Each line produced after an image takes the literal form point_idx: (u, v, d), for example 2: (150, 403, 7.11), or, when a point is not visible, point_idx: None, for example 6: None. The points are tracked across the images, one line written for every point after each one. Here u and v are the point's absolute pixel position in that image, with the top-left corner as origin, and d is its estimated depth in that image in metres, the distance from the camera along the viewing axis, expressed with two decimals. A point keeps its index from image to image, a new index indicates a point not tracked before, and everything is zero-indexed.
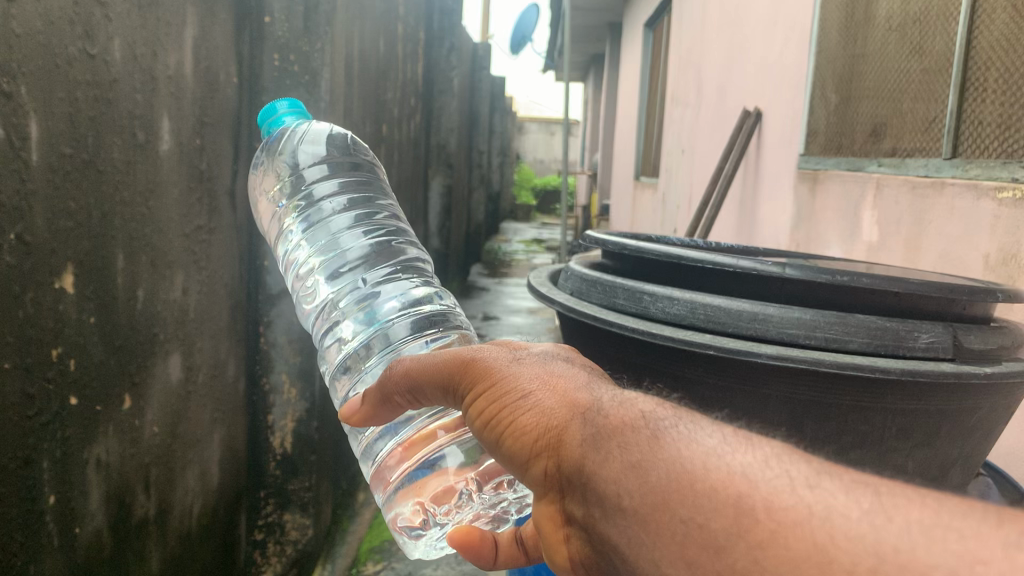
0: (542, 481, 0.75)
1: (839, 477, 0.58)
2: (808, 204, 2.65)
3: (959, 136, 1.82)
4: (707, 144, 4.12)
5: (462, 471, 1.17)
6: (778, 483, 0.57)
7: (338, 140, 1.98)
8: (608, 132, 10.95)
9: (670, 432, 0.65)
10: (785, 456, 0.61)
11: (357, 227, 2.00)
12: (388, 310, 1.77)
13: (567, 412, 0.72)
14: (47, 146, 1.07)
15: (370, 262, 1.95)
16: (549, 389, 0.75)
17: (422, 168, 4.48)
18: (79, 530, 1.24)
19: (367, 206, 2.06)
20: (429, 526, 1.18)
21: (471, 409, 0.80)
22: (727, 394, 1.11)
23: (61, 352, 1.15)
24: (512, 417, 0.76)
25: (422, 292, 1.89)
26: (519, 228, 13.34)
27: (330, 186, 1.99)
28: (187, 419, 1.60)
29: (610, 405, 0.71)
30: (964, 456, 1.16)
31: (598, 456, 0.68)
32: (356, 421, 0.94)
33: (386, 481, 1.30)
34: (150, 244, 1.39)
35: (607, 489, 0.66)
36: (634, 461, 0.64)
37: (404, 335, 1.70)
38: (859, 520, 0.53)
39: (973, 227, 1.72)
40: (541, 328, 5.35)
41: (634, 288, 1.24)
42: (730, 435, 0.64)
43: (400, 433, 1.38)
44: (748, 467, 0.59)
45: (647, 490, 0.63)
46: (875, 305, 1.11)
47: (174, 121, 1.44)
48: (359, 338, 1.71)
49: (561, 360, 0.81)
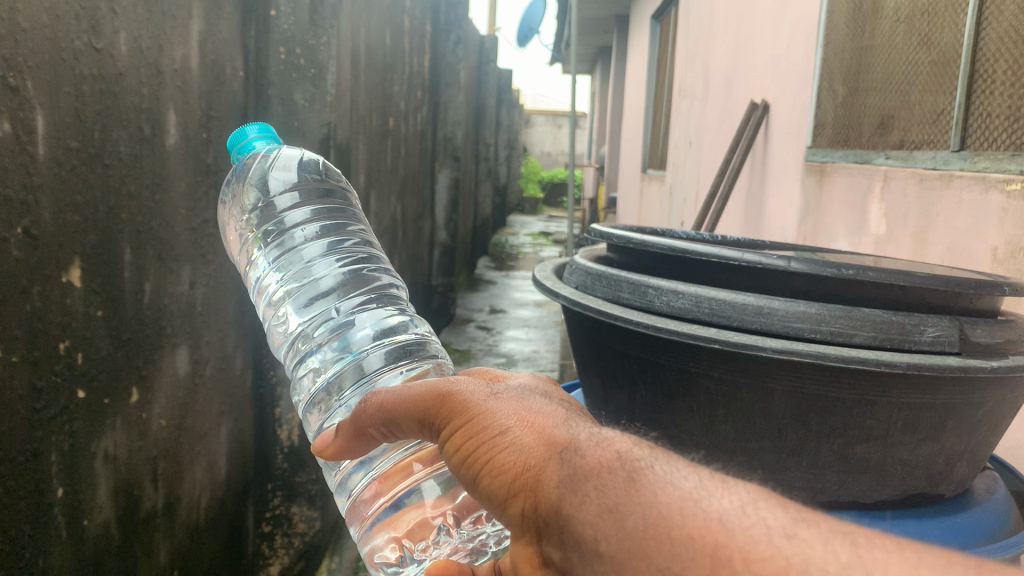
0: (518, 523, 0.70)
1: (816, 527, 0.58)
2: (815, 196, 2.64)
3: (968, 128, 1.81)
4: (714, 136, 4.11)
5: (440, 504, 1.09)
6: (756, 532, 0.58)
7: (312, 166, 1.75)
8: (615, 124, 10.92)
9: (647, 473, 0.64)
10: (762, 502, 0.61)
11: (330, 254, 1.72)
12: (361, 341, 1.52)
13: (544, 451, 0.68)
14: (54, 139, 1.08)
15: (345, 286, 1.66)
16: (526, 426, 0.70)
17: (429, 162, 4.48)
18: (88, 523, 1.24)
19: (342, 232, 1.78)
20: (406, 563, 1.10)
21: (445, 444, 0.74)
22: (734, 388, 1.11)
23: (68, 345, 1.16)
24: (488, 456, 0.70)
25: (398, 320, 1.63)
26: (526, 221, 13.33)
27: (304, 213, 1.73)
28: (195, 412, 1.60)
29: (587, 443, 0.67)
30: (971, 450, 1.16)
31: (574, 498, 0.65)
32: (327, 457, 0.83)
33: (361, 515, 1.19)
34: (157, 239, 1.39)
35: (582, 533, 0.64)
36: (611, 505, 0.63)
37: (378, 372, 1.47)
38: (837, 573, 0.54)
39: (981, 220, 1.71)
40: (548, 321, 5.35)
41: (639, 282, 1.24)
42: (707, 478, 0.64)
43: (375, 466, 1.27)
44: (726, 515, 0.59)
45: (624, 535, 0.62)
46: (880, 298, 1.11)
47: (181, 115, 1.44)
48: (329, 372, 1.47)
49: (539, 395, 0.76)
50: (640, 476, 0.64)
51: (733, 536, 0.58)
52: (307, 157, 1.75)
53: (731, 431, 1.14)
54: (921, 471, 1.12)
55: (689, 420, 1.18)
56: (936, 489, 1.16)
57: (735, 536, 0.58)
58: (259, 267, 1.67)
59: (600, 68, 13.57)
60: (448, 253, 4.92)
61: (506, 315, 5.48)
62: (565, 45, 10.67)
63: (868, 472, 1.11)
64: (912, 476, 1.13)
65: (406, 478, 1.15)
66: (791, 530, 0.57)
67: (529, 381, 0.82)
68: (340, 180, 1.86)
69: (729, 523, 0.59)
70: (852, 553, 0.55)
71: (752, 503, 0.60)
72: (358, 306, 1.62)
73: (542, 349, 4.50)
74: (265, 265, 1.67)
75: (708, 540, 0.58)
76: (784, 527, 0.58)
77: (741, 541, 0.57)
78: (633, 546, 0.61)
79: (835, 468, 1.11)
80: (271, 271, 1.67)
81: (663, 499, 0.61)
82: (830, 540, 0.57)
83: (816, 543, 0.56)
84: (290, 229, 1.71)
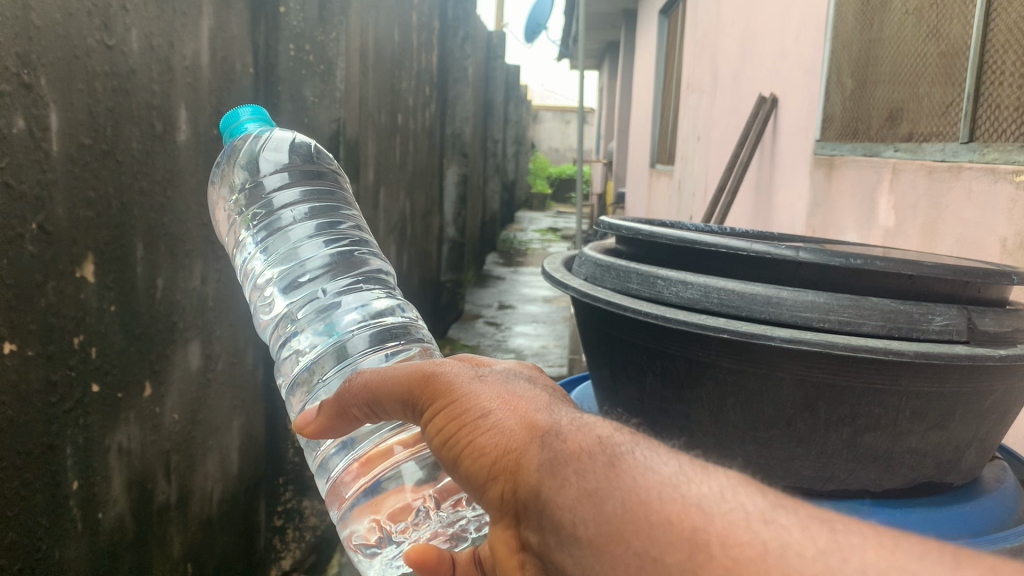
0: (497, 503, 0.71)
1: (795, 512, 0.56)
2: (824, 189, 2.63)
3: (977, 119, 1.81)
4: (723, 130, 4.11)
5: (421, 488, 1.09)
6: (734, 517, 0.55)
7: (303, 149, 1.76)
8: (623, 119, 10.92)
9: (627, 457, 0.61)
10: (742, 488, 0.58)
11: (319, 236, 1.73)
12: (347, 323, 1.55)
13: (525, 434, 0.68)
14: (67, 136, 1.09)
15: (333, 269, 1.69)
16: (509, 409, 0.71)
17: (437, 158, 4.50)
18: (103, 516, 1.26)
19: (331, 214, 1.78)
20: (385, 544, 1.12)
21: (429, 425, 0.75)
22: (742, 377, 1.11)
23: (83, 340, 1.17)
24: (470, 437, 0.71)
25: (384, 304, 1.66)
26: (535, 217, 13.34)
27: (293, 194, 1.72)
28: (207, 406, 1.62)
29: (569, 427, 0.67)
30: (980, 438, 1.16)
31: (553, 482, 0.64)
32: (309, 434, 0.84)
33: (341, 498, 1.18)
34: (169, 234, 1.40)
35: (562, 517, 0.63)
36: (590, 489, 0.61)
37: (362, 353, 1.49)
38: (815, 559, 0.52)
39: (990, 211, 1.71)
40: (557, 316, 5.36)
41: (648, 273, 1.25)
42: (687, 463, 0.61)
43: (355, 449, 1.26)
44: (705, 499, 0.57)
45: (603, 520, 0.60)
46: (888, 288, 1.11)
47: (191, 111, 1.45)
48: (313, 354, 1.50)
49: (524, 380, 0.76)
50: (620, 456, 0.62)
51: (710, 524, 0.55)
52: (297, 140, 1.75)
53: (739, 420, 1.15)
54: (929, 459, 1.13)
55: (698, 410, 1.19)
56: (944, 478, 1.17)
57: (710, 521, 0.55)
58: (247, 248, 1.64)
59: (608, 62, 13.56)
60: (457, 250, 4.94)
61: (515, 311, 5.50)
62: (572, 41, 10.67)
63: (877, 460, 1.11)
64: (920, 464, 1.13)
65: (388, 462, 1.15)
66: (769, 515, 0.55)
67: (514, 366, 0.82)
68: (329, 163, 1.88)
69: (706, 509, 0.56)
70: (834, 544, 0.52)
71: (733, 488, 0.58)
72: (345, 289, 1.64)
73: (551, 344, 4.51)
74: (252, 245, 1.65)
75: (683, 525, 0.56)
76: (762, 512, 0.55)
77: (716, 529, 0.55)
78: (611, 525, 0.59)
79: (844, 456, 1.12)
80: (258, 252, 1.66)
81: (643, 483, 0.59)
82: (812, 526, 0.54)
83: (798, 531, 0.53)
84: (278, 208, 1.70)
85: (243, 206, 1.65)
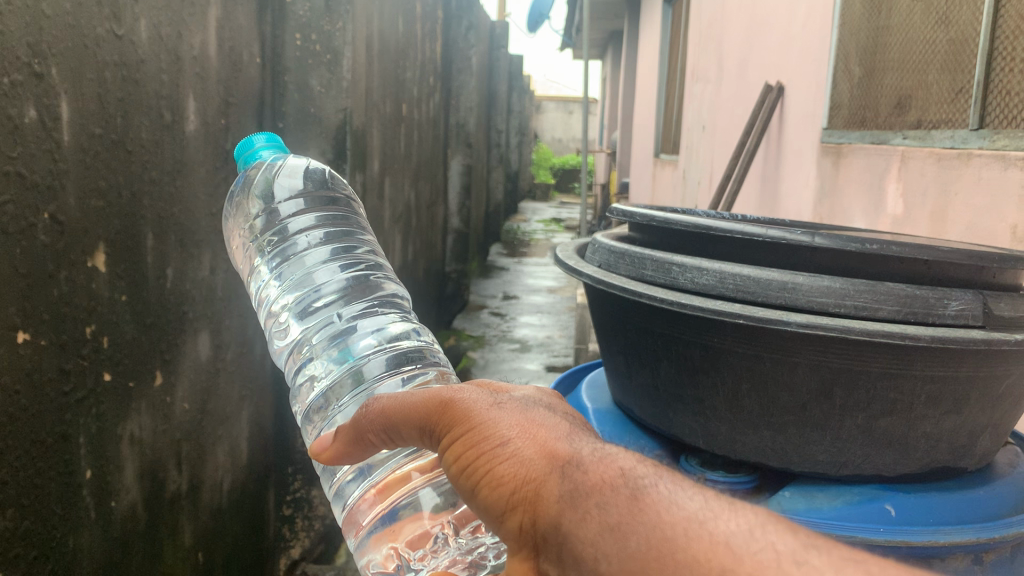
0: (513, 528, 0.70)
1: (827, 553, 0.56)
2: (831, 178, 2.63)
3: (987, 106, 1.81)
4: (729, 119, 4.10)
5: (439, 514, 1.06)
6: (763, 557, 0.55)
7: (316, 175, 1.75)
8: (626, 109, 10.89)
9: (649, 491, 0.62)
10: (770, 526, 0.58)
11: (334, 260, 1.67)
12: (365, 349, 1.49)
13: (545, 464, 0.68)
14: (77, 125, 1.09)
15: (348, 293, 1.63)
16: (528, 438, 0.70)
17: (442, 149, 4.49)
18: (115, 504, 1.26)
19: (347, 239, 1.73)
20: (405, 572, 1.07)
21: (445, 452, 0.75)
22: (758, 363, 1.11)
23: (94, 329, 1.17)
24: (488, 465, 0.71)
25: (401, 328, 1.59)
26: (538, 208, 13.34)
27: (308, 219, 1.68)
28: (217, 397, 1.62)
29: (590, 458, 0.67)
30: (995, 423, 1.16)
31: (574, 515, 0.64)
32: (325, 461, 0.84)
33: (358, 526, 1.20)
34: (179, 224, 1.41)
35: (582, 550, 0.63)
36: (613, 523, 0.61)
37: (378, 378, 1.42)
38: None
39: (1001, 197, 1.70)
40: (562, 306, 5.36)
41: (663, 259, 1.25)
42: (713, 497, 0.61)
43: (371, 475, 1.28)
44: (733, 536, 0.57)
45: (625, 555, 0.60)
46: (904, 273, 1.11)
47: (199, 100, 1.45)
48: (329, 379, 1.44)
49: (542, 407, 0.75)
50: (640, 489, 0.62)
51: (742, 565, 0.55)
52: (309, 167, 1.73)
53: (755, 407, 1.15)
54: (944, 445, 1.13)
55: (713, 396, 1.19)
56: (959, 463, 1.17)
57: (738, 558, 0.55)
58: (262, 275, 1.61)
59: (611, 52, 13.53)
60: (461, 240, 4.94)
61: (520, 301, 5.49)
62: (574, 31, 10.64)
63: (893, 446, 1.12)
64: (935, 450, 1.13)
65: (404, 486, 1.12)
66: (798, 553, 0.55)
67: (529, 393, 0.81)
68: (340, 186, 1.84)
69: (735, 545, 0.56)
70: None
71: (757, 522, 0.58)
72: (361, 313, 1.59)
73: (556, 334, 4.51)
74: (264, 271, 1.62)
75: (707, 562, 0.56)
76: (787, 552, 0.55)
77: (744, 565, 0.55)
78: (630, 552, 0.60)
79: (859, 441, 1.12)
80: (273, 278, 1.61)
81: (667, 518, 0.59)
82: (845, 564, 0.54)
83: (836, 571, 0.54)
84: (292, 232, 1.66)
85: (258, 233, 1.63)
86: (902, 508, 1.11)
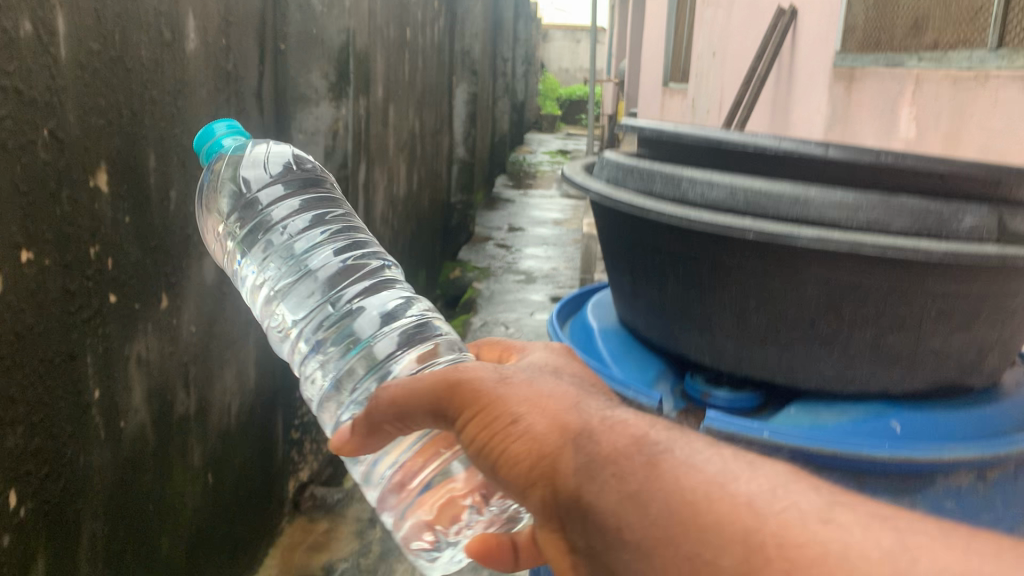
0: (537, 514, 0.72)
1: (848, 510, 0.60)
2: (841, 104, 2.59)
3: (1006, 27, 1.76)
4: (739, 44, 4.02)
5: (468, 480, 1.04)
6: (789, 515, 0.58)
7: (281, 154, 1.69)
8: (634, 37, 10.68)
9: (666, 457, 0.64)
10: (790, 485, 0.62)
11: (319, 242, 1.68)
12: (367, 327, 1.53)
13: (559, 436, 0.69)
14: (74, 40, 1.06)
15: (341, 276, 1.65)
16: (539, 412, 0.71)
17: (446, 75, 4.42)
18: (125, 424, 1.28)
19: (324, 215, 1.73)
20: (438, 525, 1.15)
21: (460, 434, 0.76)
22: (766, 278, 1.11)
23: (99, 251, 1.17)
24: (503, 444, 0.72)
25: (398, 303, 1.63)
26: (544, 139, 13.20)
27: (287, 204, 1.66)
28: (223, 320, 1.62)
29: (601, 428, 0.68)
30: (1005, 339, 1.15)
31: (594, 485, 0.65)
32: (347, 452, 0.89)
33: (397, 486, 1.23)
34: (181, 146, 1.39)
35: (605, 522, 0.64)
36: (632, 491, 0.63)
37: (390, 358, 1.45)
38: (874, 551, 0.55)
39: (1017, 121, 1.67)
40: (568, 237, 5.34)
41: (672, 174, 1.22)
42: (728, 459, 0.64)
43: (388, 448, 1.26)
44: (755, 498, 0.60)
45: (648, 522, 0.61)
46: (920, 186, 1.09)
47: (198, 17, 1.42)
48: (342, 366, 1.48)
49: (548, 378, 0.77)
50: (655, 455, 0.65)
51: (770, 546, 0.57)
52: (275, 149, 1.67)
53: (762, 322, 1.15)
54: (952, 361, 1.13)
55: (720, 313, 1.19)
56: (968, 381, 1.17)
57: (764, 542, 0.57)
58: (246, 268, 1.60)
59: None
60: (466, 169, 4.90)
61: (526, 232, 5.47)
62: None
63: (902, 362, 1.12)
64: (942, 367, 1.13)
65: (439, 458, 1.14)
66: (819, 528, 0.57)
67: (543, 359, 0.90)
68: (325, 135, 1.93)
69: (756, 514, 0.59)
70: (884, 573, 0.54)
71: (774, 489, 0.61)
72: (359, 294, 1.62)
73: (562, 265, 4.50)
74: (250, 265, 1.61)
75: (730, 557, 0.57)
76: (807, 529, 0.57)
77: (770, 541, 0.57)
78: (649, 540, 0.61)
79: (867, 358, 1.12)
80: (259, 269, 1.61)
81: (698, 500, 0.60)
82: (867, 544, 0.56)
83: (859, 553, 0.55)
84: (275, 218, 1.64)
85: (234, 226, 1.58)
86: (909, 424, 1.11)
